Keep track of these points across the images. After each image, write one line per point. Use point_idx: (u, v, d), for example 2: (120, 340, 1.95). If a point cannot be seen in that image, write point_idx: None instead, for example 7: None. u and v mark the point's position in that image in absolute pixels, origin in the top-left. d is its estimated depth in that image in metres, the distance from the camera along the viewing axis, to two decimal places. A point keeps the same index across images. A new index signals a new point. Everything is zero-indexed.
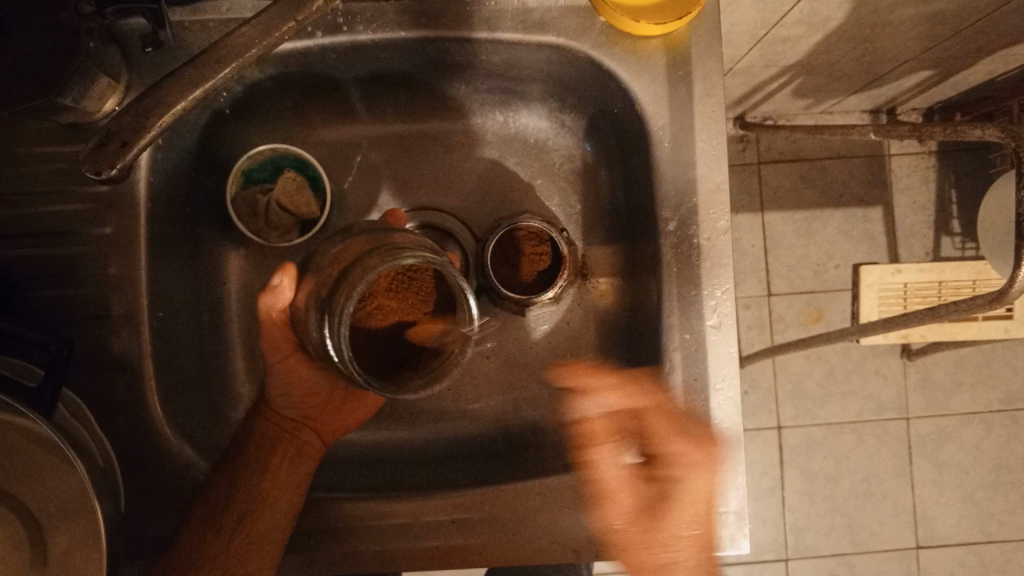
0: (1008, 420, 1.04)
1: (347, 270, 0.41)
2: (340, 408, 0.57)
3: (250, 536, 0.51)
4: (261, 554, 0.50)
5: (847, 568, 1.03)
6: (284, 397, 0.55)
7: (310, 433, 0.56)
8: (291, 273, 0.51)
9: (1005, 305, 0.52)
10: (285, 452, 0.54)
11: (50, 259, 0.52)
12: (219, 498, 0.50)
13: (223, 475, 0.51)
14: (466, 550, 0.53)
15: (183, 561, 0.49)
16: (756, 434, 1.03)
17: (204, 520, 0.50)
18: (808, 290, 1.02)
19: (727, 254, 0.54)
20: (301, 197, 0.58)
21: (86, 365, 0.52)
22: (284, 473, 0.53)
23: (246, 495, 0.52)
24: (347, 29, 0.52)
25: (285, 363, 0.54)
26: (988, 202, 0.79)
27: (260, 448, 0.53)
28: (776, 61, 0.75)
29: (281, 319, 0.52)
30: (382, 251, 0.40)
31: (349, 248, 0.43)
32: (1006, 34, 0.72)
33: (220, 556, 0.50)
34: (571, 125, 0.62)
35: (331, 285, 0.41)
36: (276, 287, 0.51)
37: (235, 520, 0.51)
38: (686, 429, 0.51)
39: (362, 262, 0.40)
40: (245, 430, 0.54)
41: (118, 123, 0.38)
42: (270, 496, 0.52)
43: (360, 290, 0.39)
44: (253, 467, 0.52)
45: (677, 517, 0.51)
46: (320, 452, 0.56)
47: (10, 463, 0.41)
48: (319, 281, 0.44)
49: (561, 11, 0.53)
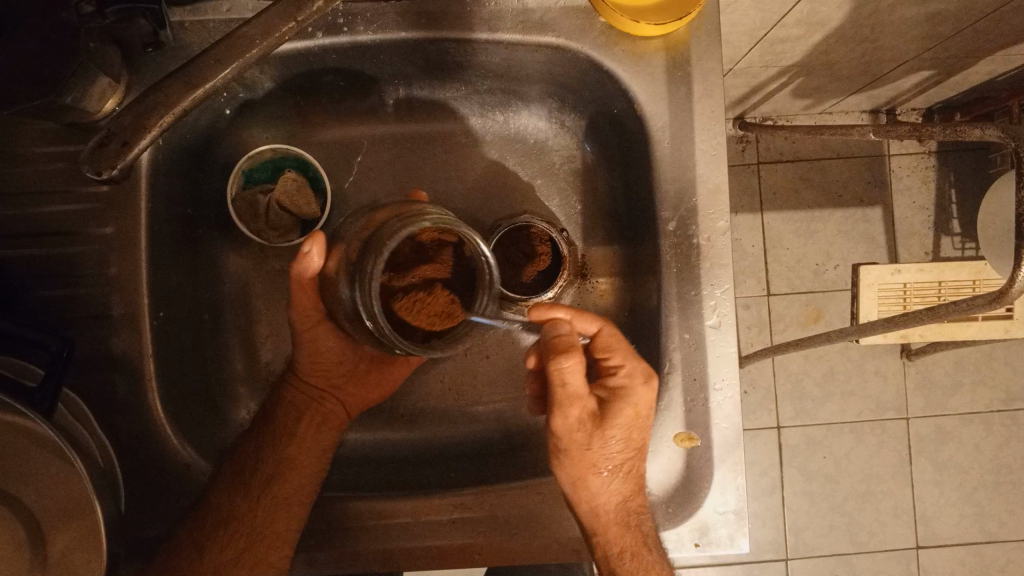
0: (1007, 420, 1.04)
1: (370, 235, 0.42)
2: (365, 378, 0.58)
3: (276, 497, 0.52)
4: (288, 515, 0.51)
5: (847, 568, 1.03)
6: (310, 366, 0.56)
7: (335, 403, 0.57)
8: (321, 241, 0.50)
9: (1005, 305, 0.52)
10: (312, 419, 0.55)
11: (50, 258, 0.52)
12: (248, 462, 0.52)
13: (252, 441, 0.53)
14: (466, 549, 0.53)
15: (209, 522, 0.50)
16: (756, 433, 1.03)
17: (234, 480, 0.51)
18: (808, 290, 1.02)
19: (727, 254, 0.54)
20: (302, 198, 0.58)
21: (86, 364, 0.52)
22: (311, 439, 0.55)
23: (273, 458, 0.53)
24: (347, 29, 0.52)
25: (312, 333, 0.54)
26: (987, 202, 0.80)
27: (288, 413, 0.55)
28: (776, 61, 0.75)
29: (310, 286, 0.51)
30: (402, 215, 0.42)
31: (372, 218, 0.44)
32: (1005, 34, 0.72)
33: (247, 517, 0.52)
34: (571, 125, 0.62)
35: (355, 251, 0.43)
36: (306, 254, 0.50)
37: (261, 481, 0.52)
38: (627, 352, 0.51)
39: (387, 224, 0.41)
40: (275, 396, 0.56)
41: (118, 123, 0.38)
42: (297, 460, 0.54)
43: (389, 249, 0.39)
44: (280, 434, 0.54)
45: (605, 447, 0.50)
46: (344, 424, 0.57)
47: (9, 463, 0.41)
48: (344, 250, 0.45)
49: (561, 11, 0.53)
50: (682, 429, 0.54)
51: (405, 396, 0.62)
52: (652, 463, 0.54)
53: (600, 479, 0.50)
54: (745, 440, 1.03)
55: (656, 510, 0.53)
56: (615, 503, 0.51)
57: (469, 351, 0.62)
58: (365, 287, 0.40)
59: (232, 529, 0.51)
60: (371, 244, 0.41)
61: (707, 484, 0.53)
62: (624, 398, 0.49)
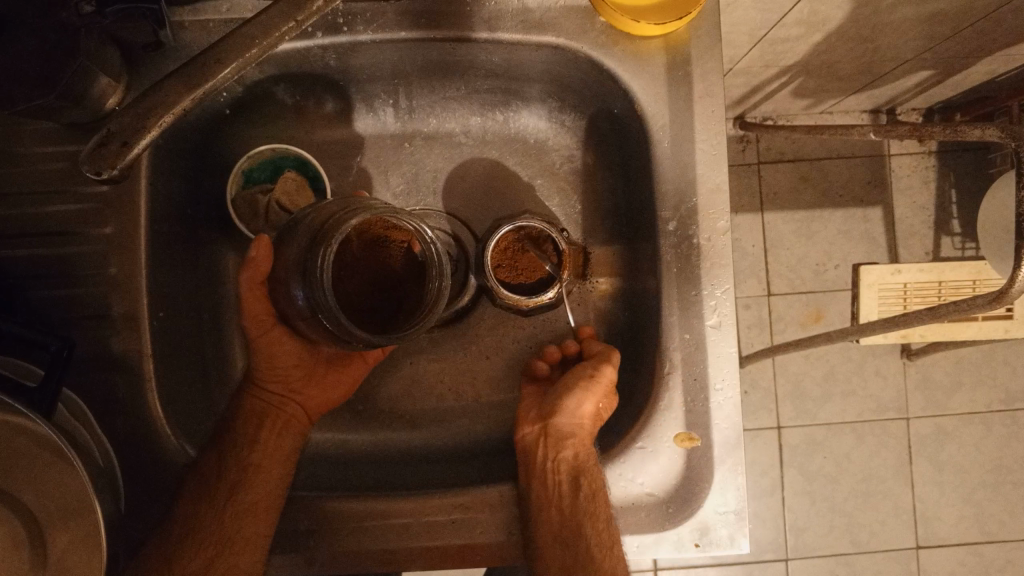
0: (1007, 420, 1.04)
1: (317, 232, 0.45)
2: (324, 381, 0.57)
3: (243, 504, 0.50)
4: (256, 520, 0.50)
5: (847, 568, 1.03)
6: (269, 370, 0.54)
7: (296, 406, 0.56)
8: (265, 245, 0.50)
9: (1005, 304, 0.52)
10: (273, 425, 0.54)
11: (51, 259, 0.52)
12: (212, 468, 0.50)
13: (214, 449, 0.51)
14: (465, 550, 0.53)
15: (177, 531, 0.49)
16: (757, 433, 1.03)
17: (199, 489, 0.50)
18: (808, 290, 1.02)
19: (727, 254, 0.54)
20: (300, 197, 0.58)
21: (86, 364, 0.51)
22: (274, 445, 0.54)
23: (236, 466, 0.51)
24: (347, 29, 0.52)
25: (268, 337, 0.53)
26: (988, 201, 0.79)
27: (248, 422, 0.53)
28: (776, 61, 0.75)
29: (261, 292, 0.51)
30: (343, 213, 0.45)
31: (313, 215, 0.47)
32: (1006, 34, 0.72)
33: (212, 526, 0.49)
34: (571, 125, 0.62)
35: (301, 251, 0.45)
36: (251, 261, 0.50)
37: (227, 489, 0.50)
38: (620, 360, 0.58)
39: (331, 224, 0.44)
40: (233, 408, 0.54)
41: (118, 123, 0.38)
42: (262, 466, 0.52)
43: (336, 245, 0.43)
44: (243, 441, 0.52)
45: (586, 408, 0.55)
46: (303, 429, 0.56)
47: (8, 463, 0.41)
48: (287, 250, 0.47)
49: (562, 11, 0.53)
50: (682, 429, 0.54)
51: (403, 397, 0.62)
52: (653, 464, 0.53)
53: (575, 404, 0.55)
54: (745, 441, 1.03)
55: (656, 510, 0.53)
56: (585, 442, 0.55)
57: (469, 350, 0.62)
58: (317, 282, 0.43)
59: (198, 542, 0.49)
60: (318, 242, 0.44)
61: (707, 485, 0.53)
62: (654, 383, 0.54)
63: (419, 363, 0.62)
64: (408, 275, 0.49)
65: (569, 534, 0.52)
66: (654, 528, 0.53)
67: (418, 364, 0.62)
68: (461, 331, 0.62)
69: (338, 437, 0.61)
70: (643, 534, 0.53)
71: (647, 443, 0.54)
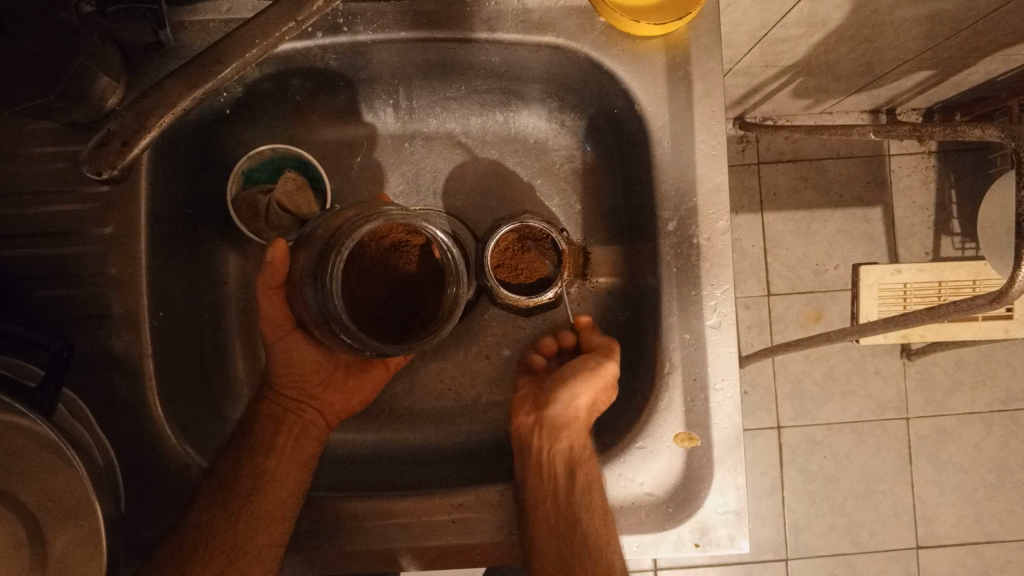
0: (1007, 420, 1.04)
1: (329, 238, 0.45)
2: (342, 386, 0.56)
3: (256, 514, 0.50)
4: (269, 531, 0.50)
5: (847, 568, 1.03)
6: (286, 376, 0.54)
7: (314, 412, 0.55)
8: (281, 249, 0.49)
9: (1005, 305, 0.52)
10: (290, 432, 0.54)
11: (51, 259, 0.52)
12: (227, 476, 0.50)
13: (229, 455, 0.51)
14: (466, 549, 0.53)
15: (189, 540, 0.48)
16: (757, 433, 1.03)
17: (213, 498, 0.49)
18: (808, 290, 1.02)
19: (727, 254, 0.54)
20: (301, 197, 0.57)
21: (86, 364, 0.51)
22: (291, 452, 0.53)
23: (252, 474, 0.51)
24: (347, 29, 0.52)
25: (285, 343, 0.53)
26: (988, 200, 0.79)
27: (266, 428, 0.53)
28: (776, 61, 0.75)
29: (279, 297, 0.51)
30: (355, 219, 0.45)
31: (327, 221, 0.47)
32: (1005, 34, 0.72)
33: (228, 536, 0.49)
34: (571, 125, 0.62)
35: (314, 257, 0.46)
36: (266, 265, 0.50)
37: (242, 496, 0.50)
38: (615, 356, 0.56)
39: (344, 230, 0.44)
40: (251, 413, 0.54)
41: (119, 123, 0.38)
42: (277, 474, 0.52)
43: (346, 252, 0.43)
44: (258, 447, 0.52)
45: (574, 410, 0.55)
46: (322, 435, 0.56)
47: (8, 463, 0.41)
48: (302, 256, 0.47)
49: (561, 11, 0.53)
50: (682, 429, 0.54)
51: (405, 396, 0.62)
52: (653, 464, 0.53)
53: (570, 401, 0.54)
54: (745, 441, 1.03)
55: (657, 510, 0.53)
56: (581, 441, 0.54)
57: (469, 351, 0.62)
58: (326, 289, 0.43)
59: (209, 551, 0.48)
60: (329, 248, 0.44)
61: (707, 484, 0.53)
62: (655, 383, 0.54)
63: (420, 364, 0.62)
64: (424, 281, 0.49)
65: (567, 538, 0.52)
66: (654, 528, 0.53)
67: (419, 364, 0.62)
68: (461, 330, 0.62)
69: (339, 438, 0.61)
70: (643, 534, 0.53)
71: (647, 443, 0.54)
